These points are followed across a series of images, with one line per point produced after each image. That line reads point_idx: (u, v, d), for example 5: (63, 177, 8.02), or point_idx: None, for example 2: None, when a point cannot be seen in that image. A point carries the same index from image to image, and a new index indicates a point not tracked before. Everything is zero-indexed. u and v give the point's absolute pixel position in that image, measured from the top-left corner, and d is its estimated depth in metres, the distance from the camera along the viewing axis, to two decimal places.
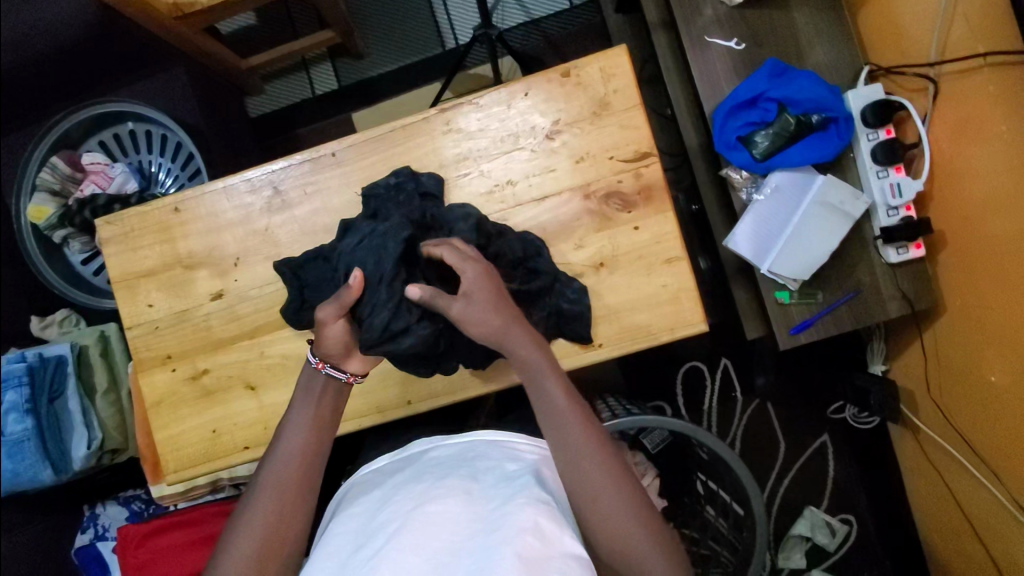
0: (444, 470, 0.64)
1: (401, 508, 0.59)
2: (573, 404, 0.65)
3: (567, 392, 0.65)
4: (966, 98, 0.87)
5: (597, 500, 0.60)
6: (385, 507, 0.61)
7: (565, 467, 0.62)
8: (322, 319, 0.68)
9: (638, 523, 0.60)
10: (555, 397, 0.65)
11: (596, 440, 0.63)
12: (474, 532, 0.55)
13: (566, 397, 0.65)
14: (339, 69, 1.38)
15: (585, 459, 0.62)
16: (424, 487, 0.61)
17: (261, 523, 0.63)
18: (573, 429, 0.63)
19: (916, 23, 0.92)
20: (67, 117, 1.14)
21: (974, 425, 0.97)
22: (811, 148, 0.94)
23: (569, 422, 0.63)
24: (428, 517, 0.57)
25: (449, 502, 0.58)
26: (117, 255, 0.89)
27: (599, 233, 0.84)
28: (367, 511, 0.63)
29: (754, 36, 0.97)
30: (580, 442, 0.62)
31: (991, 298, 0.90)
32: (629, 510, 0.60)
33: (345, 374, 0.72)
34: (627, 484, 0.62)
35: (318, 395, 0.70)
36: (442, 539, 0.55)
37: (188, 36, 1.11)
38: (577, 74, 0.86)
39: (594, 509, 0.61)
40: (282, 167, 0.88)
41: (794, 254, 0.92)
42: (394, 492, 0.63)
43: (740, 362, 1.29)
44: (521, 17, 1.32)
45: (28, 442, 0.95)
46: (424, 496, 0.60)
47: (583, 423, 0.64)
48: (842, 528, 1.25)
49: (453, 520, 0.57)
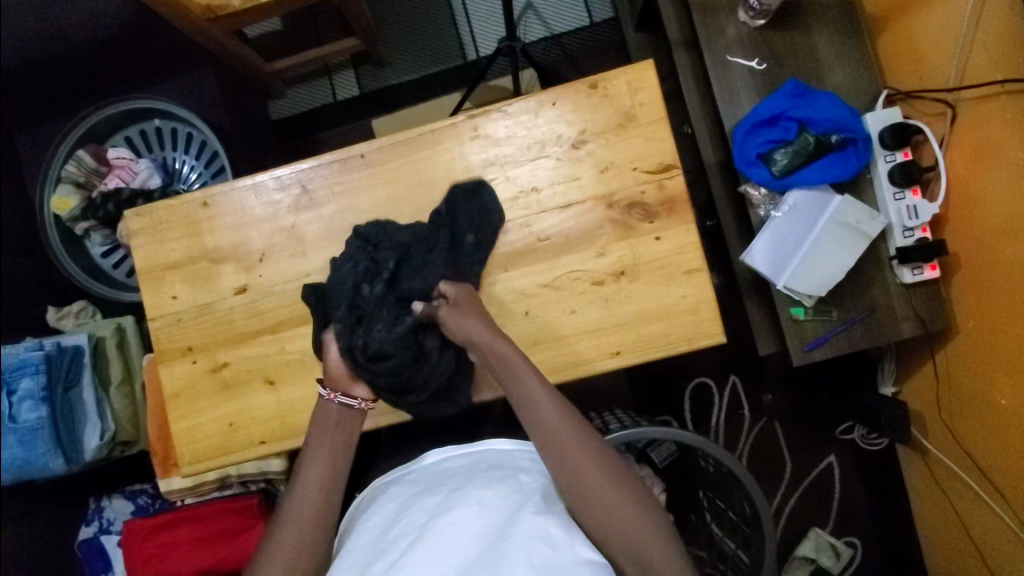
0: (458, 481, 0.64)
1: (417, 520, 0.60)
2: (568, 424, 0.66)
3: (563, 413, 0.67)
4: (984, 123, 0.89)
5: (615, 525, 0.62)
6: (400, 519, 0.62)
7: (574, 488, 0.63)
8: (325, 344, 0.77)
9: (648, 529, 0.62)
10: (556, 424, 0.66)
11: (592, 450, 0.65)
12: (486, 543, 0.55)
13: (563, 419, 0.67)
14: (361, 75, 1.41)
15: (583, 467, 0.64)
16: (440, 498, 0.61)
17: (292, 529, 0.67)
18: (576, 450, 0.65)
19: (936, 48, 0.94)
20: (95, 112, 1.17)
21: (983, 448, 0.98)
22: (830, 167, 0.95)
23: (568, 446, 0.65)
24: (442, 527, 0.57)
25: (461, 513, 0.58)
26: (143, 246, 0.90)
27: (621, 242, 0.85)
28: (383, 523, 0.63)
29: (777, 56, 0.99)
30: (583, 458, 0.64)
31: (1005, 320, 0.90)
32: (650, 526, 0.62)
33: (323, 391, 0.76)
34: (635, 498, 0.64)
35: (330, 423, 0.75)
36: (455, 551, 0.55)
37: (217, 37, 1.13)
38: (604, 87, 0.87)
39: (621, 531, 0.62)
40: (311, 166, 0.89)
41: (810, 273, 0.94)
42: (409, 504, 0.63)
43: (748, 380, 1.30)
44: (543, 32, 1.35)
45: (42, 429, 0.96)
46: (437, 507, 0.60)
47: (581, 441, 0.65)
48: (847, 552, 1.24)
49: (466, 533, 0.56)
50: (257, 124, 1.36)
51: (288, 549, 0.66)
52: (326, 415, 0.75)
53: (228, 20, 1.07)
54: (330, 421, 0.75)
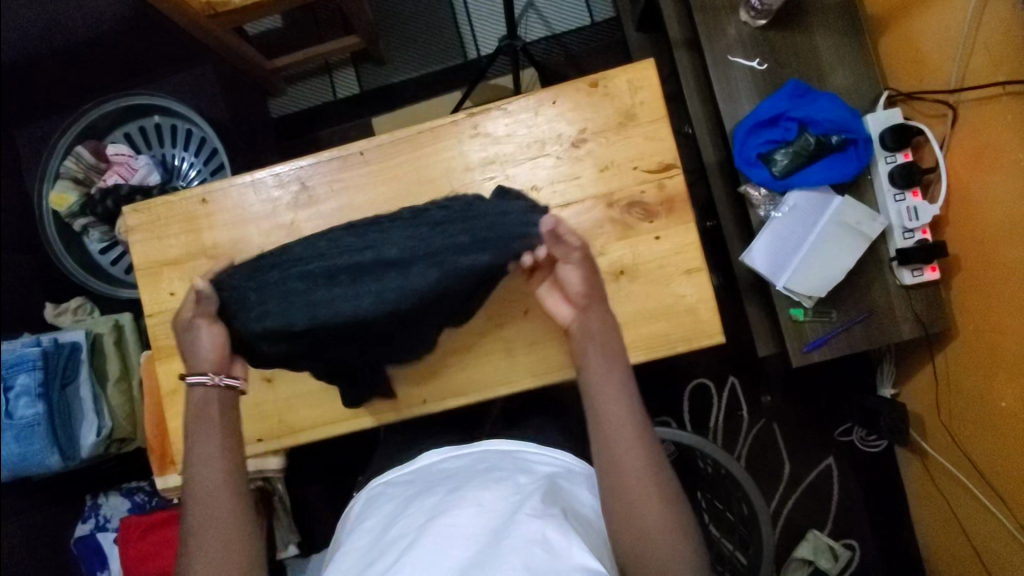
0: (456, 482, 0.64)
1: (414, 522, 0.60)
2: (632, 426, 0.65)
3: (631, 412, 0.65)
4: (985, 125, 0.89)
5: (647, 531, 0.60)
6: (398, 520, 0.61)
7: (620, 489, 0.61)
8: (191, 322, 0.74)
9: (677, 542, 0.60)
10: (625, 423, 0.65)
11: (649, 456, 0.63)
12: (482, 545, 0.55)
13: (632, 420, 0.65)
14: (362, 73, 1.40)
15: (636, 471, 0.62)
16: (438, 499, 0.61)
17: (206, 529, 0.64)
18: (635, 453, 0.63)
19: (937, 50, 0.93)
20: (95, 108, 1.16)
21: (984, 451, 0.97)
22: (831, 167, 0.95)
23: (631, 446, 0.63)
24: (439, 530, 0.57)
25: (457, 515, 0.58)
26: (142, 243, 0.90)
27: (620, 241, 0.85)
28: (381, 523, 0.63)
29: (778, 57, 0.99)
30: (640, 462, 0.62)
31: (1006, 323, 0.90)
32: (679, 539, 0.60)
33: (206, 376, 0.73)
34: (672, 512, 0.61)
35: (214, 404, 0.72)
36: (452, 553, 0.55)
37: (217, 34, 1.12)
38: (604, 85, 0.87)
39: (650, 539, 0.60)
40: (310, 163, 0.89)
41: (810, 273, 0.93)
42: (407, 505, 0.63)
43: (747, 381, 1.29)
44: (543, 31, 1.35)
45: (38, 426, 0.96)
46: (435, 508, 0.60)
47: (643, 445, 0.63)
48: (846, 554, 1.24)
49: (462, 535, 0.56)
50: (257, 121, 1.36)
51: (211, 552, 0.63)
52: (207, 407, 0.72)
53: (229, 16, 1.07)
54: (203, 408, 0.72)
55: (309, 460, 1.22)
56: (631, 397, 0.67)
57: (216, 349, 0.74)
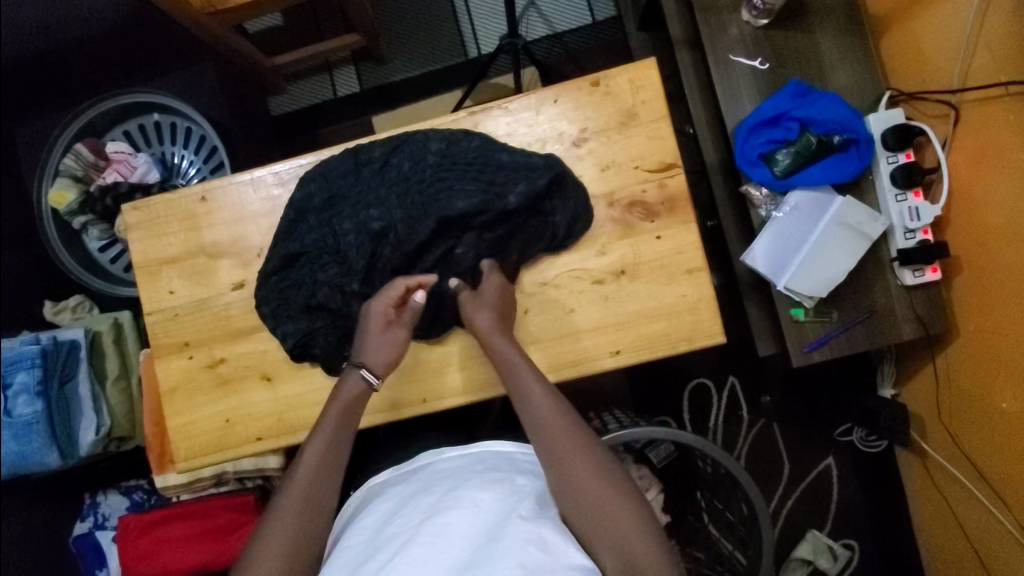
0: (452, 482, 0.63)
1: (410, 520, 0.59)
2: (582, 447, 0.65)
3: (552, 402, 0.68)
4: (986, 125, 0.89)
5: (591, 509, 0.61)
6: (395, 518, 0.61)
7: (558, 475, 0.63)
8: (376, 313, 0.78)
9: (625, 516, 0.60)
10: (547, 415, 0.67)
11: (581, 440, 0.65)
12: (479, 544, 0.55)
13: (555, 410, 0.68)
14: (362, 72, 1.40)
15: (568, 454, 0.64)
16: (434, 498, 0.61)
17: (294, 508, 0.64)
18: (563, 438, 0.65)
19: (940, 50, 0.93)
20: (94, 106, 1.16)
21: (983, 451, 0.97)
22: (833, 167, 0.95)
23: (557, 433, 0.66)
24: (435, 529, 0.56)
25: (454, 514, 0.57)
26: (141, 241, 0.90)
27: (621, 240, 0.85)
28: (376, 523, 0.63)
29: (780, 57, 0.99)
30: (569, 445, 0.64)
31: (1006, 324, 0.90)
32: (627, 512, 0.61)
33: (376, 380, 0.77)
34: (616, 487, 0.62)
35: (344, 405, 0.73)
36: (449, 552, 0.55)
37: (217, 32, 1.12)
38: (606, 84, 0.87)
39: (597, 517, 0.61)
40: (310, 162, 0.89)
41: (812, 273, 0.93)
42: (404, 504, 0.63)
43: (748, 381, 1.29)
44: (544, 30, 1.35)
45: (37, 424, 0.95)
46: (432, 507, 0.60)
47: (570, 431, 0.66)
48: (844, 553, 1.24)
49: (459, 533, 0.56)
50: (257, 119, 1.35)
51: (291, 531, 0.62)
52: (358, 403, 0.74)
53: (228, 15, 1.07)
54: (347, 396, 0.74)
55: None
56: (568, 421, 0.67)
57: (389, 357, 0.78)
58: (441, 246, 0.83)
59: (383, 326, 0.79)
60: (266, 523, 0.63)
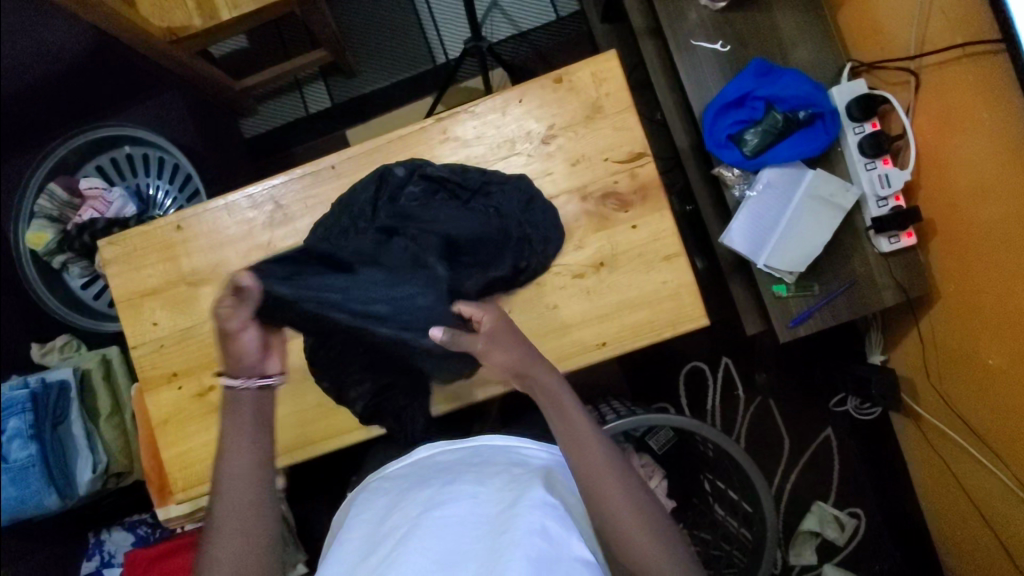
0: (450, 474, 0.63)
1: (408, 514, 0.59)
2: (606, 465, 0.64)
3: (583, 416, 0.68)
4: (947, 89, 0.90)
5: (618, 525, 0.61)
6: (395, 511, 0.61)
7: (582, 485, 0.63)
8: (230, 329, 0.62)
9: (652, 536, 0.61)
10: (581, 431, 0.66)
11: (612, 460, 0.65)
12: (483, 534, 0.56)
13: (586, 425, 0.67)
14: (331, 87, 1.39)
15: (597, 469, 0.64)
16: (433, 491, 0.61)
17: (228, 530, 0.58)
18: (594, 456, 0.64)
19: (895, 19, 0.94)
20: (63, 144, 1.16)
21: (971, 405, 0.99)
22: (801, 143, 0.96)
23: (589, 449, 0.65)
24: (436, 522, 0.56)
25: (454, 505, 0.58)
26: (120, 275, 0.90)
27: (597, 233, 0.86)
28: (375, 518, 0.62)
29: (740, 38, 1.00)
30: (597, 459, 0.64)
31: (985, 281, 0.91)
32: (655, 534, 0.62)
33: (238, 381, 0.63)
34: (645, 506, 0.63)
35: (247, 413, 0.62)
36: (449, 543, 0.55)
37: (183, 60, 1.11)
38: (569, 80, 0.87)
39: (623, 534, 0.61)
40: (282, 182, 0.89)
41: (789, 248, 0.94)
42: (402, 497, 0.63)
43: (740, 360, 1.30)
44: (509, 29, 1.35)
45: (33, 467, 0.97)
46: (431, 500, 0.59)
47: (603, 449, 0.66)
48: (851, 523, 1.25)
49: (459, 523, 0.57)
50: (229, 142, 1.35)
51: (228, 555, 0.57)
52: (239, 411, 0.62)
53: (194, 41, 1.07)
54: (245, 407, 0.63)
55: (310, 479, 1.22)
56: (600, 439, 0.67)
57: (255, 347, 0.63)
58: None
59: (226, 338, 0.62)
60: (202, 558, 0.57)
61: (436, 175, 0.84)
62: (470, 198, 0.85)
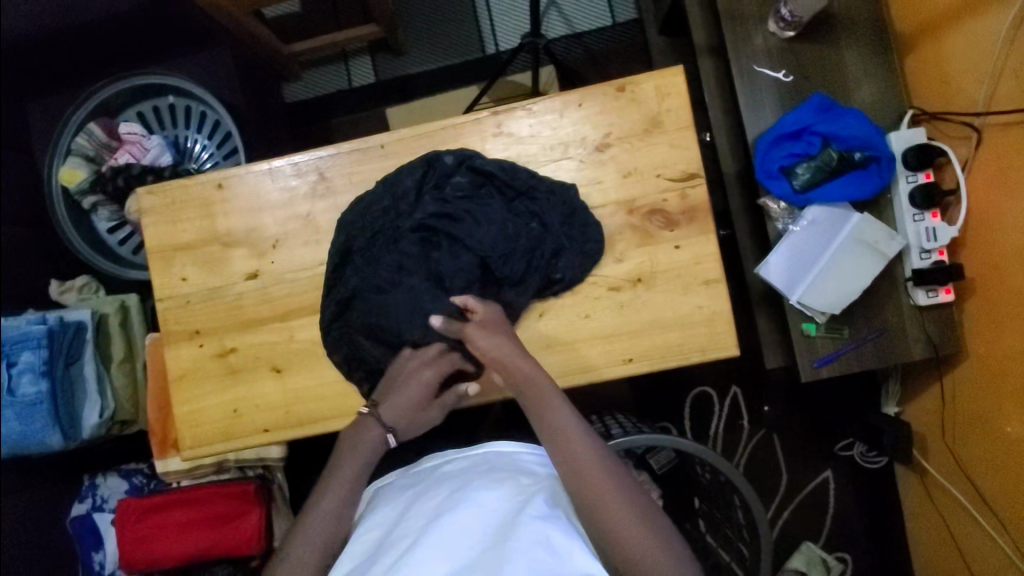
0: (458, 482, 0.63)
1: (418, 522, 0.59)
2: (612, 482, 0.63)
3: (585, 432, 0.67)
4: (1008, 150, 0.88)
5: (627, 545, 0.60)
6: (405, 518, 0.61)
7: (587, 501, 0.62)
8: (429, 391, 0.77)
9: (666, 557, 0.60)
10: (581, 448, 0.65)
11: (617, 478, 0.64)
12: (486, 543, 0.55)
13: (587, 439, 0.66)
14: (379, 63, 1.38)
15: (602, 487, 0.63)
16: (441, 500, 0.61)
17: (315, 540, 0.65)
18: (599, 474, 0.64)
19: (966, 72, 0.93)
20: (108, 85, 1.15)
21: (983, 471, 0.98)
22: (852, 184, 0.94)
23: (593, 466, 0.64)
24: (442, 531, 0.56)
25: (460, 513, 0.58)
26: (155, 225, 0.89)
27: (639, 248, 0.85)
28: (389, 520, 0.63)
29: (804, 70, 0.98)
30: (601, 477, 0.63)
31: (1016, 349, 0.90)
32: (669, 554, 0.61)
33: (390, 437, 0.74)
34: (654, 525, 0.62)
35: (362, 447, 0.73)
36: (454, 554, 0.54)
37: (238, 17, 1.10)
38: (632, 90, 0.86)
39: (632, 554, 0.60)
40: (329, 154, 0.88)
41: (824, 289, 0.93)
42: (414, 502, 0.63)
43: (751, 392, 1.29)
44: (564, 29, 1.34)
45: (41, 404, 0.96)
46: (439, 509, 0.59)
47: (608, 466, 0.64)
48: (837, 566, 1.22)
49: (466, 532, 0.56)
50: (270, 105, 1.34)
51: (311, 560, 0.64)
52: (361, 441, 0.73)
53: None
54: (363, 439, 0.73)
55: (309, 450, 1.22)
56: (604, 455, 0.66)
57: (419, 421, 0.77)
58: (458, 250, 0.82)
59: (426, 397, 0.77)
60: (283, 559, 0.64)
61: (485, 169, 0.84)
62: (513, 198, 0.85)
